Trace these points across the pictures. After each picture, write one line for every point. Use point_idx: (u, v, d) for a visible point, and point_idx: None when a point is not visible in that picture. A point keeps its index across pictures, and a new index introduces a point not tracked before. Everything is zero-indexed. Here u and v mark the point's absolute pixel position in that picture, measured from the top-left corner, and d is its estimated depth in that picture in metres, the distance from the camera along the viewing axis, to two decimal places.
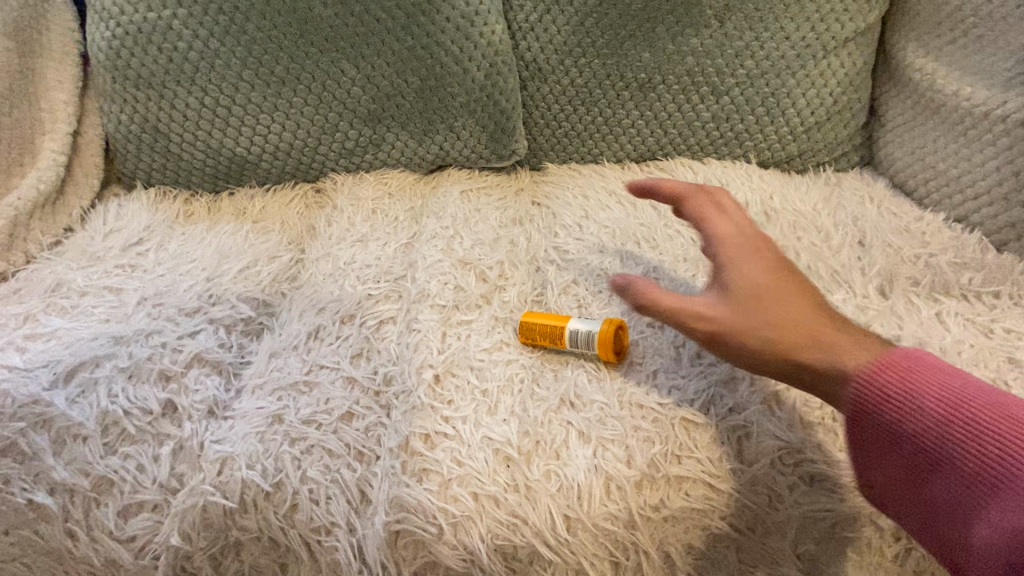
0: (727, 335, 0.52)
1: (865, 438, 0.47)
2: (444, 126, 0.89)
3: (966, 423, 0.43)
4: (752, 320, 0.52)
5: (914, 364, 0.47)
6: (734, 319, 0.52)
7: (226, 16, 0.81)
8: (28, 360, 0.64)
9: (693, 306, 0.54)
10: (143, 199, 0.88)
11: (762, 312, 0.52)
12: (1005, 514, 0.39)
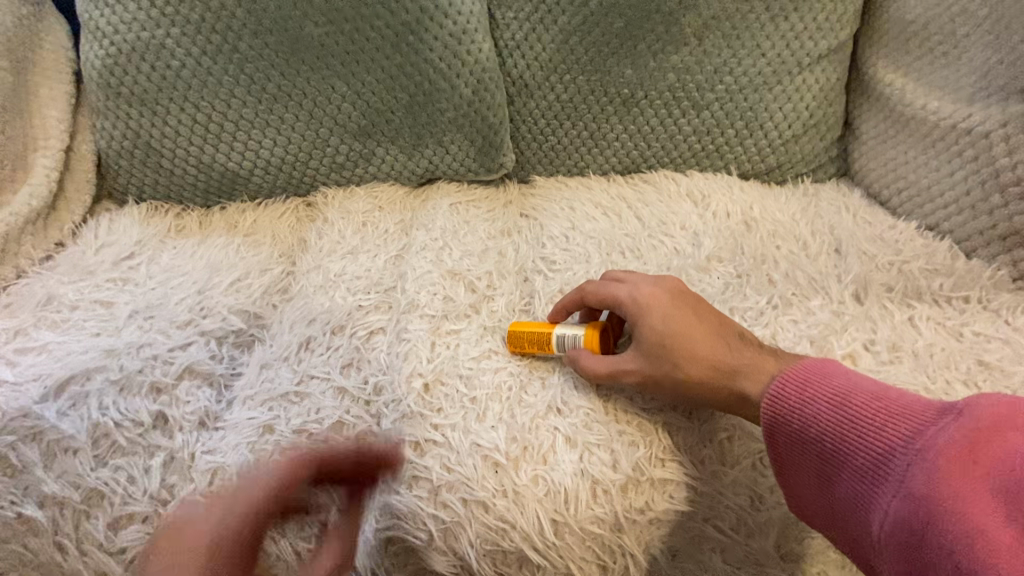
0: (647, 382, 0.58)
1: (777, 449, 0.52)
2: (433, 140, 0.91)
3: (855, 422, 0.47)
4: (661, 366, 0.57)
5: (806, 372, 0.52)
6: (647, 369, 0.57)
7: (217, 34, 0.83)
8: (19, 374, 0.64)
9: (604, 367, 0.59)
10: (135, 213, 0.89)
11: (665, 361, 0.57)
12: (889, 501, 0.43)
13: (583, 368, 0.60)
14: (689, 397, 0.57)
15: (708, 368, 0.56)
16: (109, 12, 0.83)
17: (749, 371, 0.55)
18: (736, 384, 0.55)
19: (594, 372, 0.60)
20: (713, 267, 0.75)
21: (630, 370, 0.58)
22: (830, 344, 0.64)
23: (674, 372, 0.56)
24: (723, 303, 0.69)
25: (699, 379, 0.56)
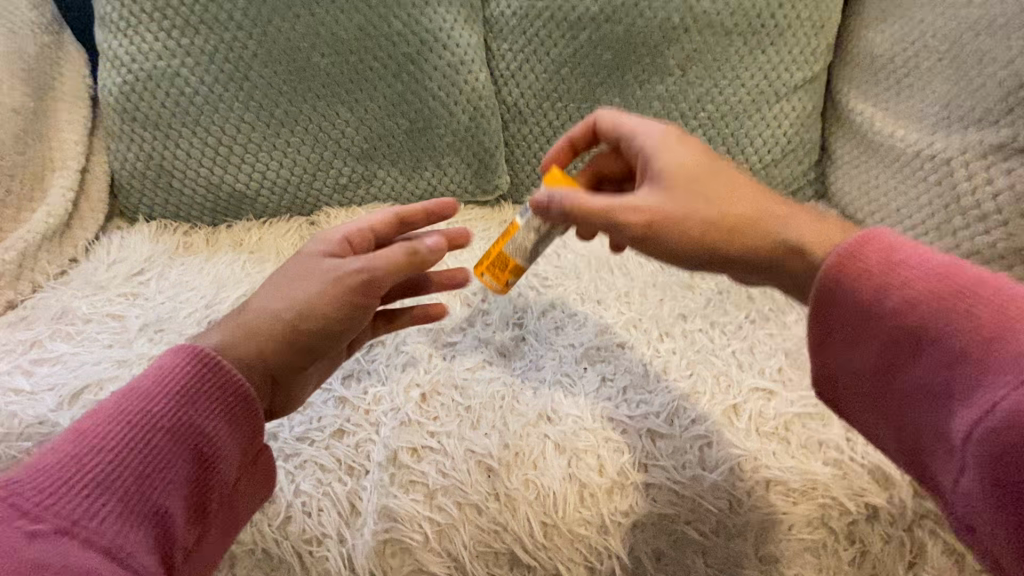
0: (652, 223, 0.52)
1: (836, 324, 0.46)
2: (431, 163, 0.96)
3: (947, 299, 0.42)
4: (676, 203, 0.52)
5: (883, 241, 0.46)
6: (653, 204, 0.52)
7: (230, 64, 0.88)
8: (35, 384, 0.67)
9: (606, 202, 0.53)
10: (146, 231, 0.93)
11: (667, 159, 0.55)
12: (993, 388, 0.38)
13: (572, 196, 0.53)
14: (692, 197, 0.52)
15: (718, 208, 0.52)
16: (126, 43, 0.88)
17: (764, 232, 0.52)
18: (746, 226, 0.52)
19: (588, 202, 0.53)
20: (696, 283, 0.79)
21: (631, 199, 0.53)
22: (803, 356, 0.68)
23: (686, 218, 0.52)
24: (705, 318, 0.74)
25: (705, 180, 0.53)
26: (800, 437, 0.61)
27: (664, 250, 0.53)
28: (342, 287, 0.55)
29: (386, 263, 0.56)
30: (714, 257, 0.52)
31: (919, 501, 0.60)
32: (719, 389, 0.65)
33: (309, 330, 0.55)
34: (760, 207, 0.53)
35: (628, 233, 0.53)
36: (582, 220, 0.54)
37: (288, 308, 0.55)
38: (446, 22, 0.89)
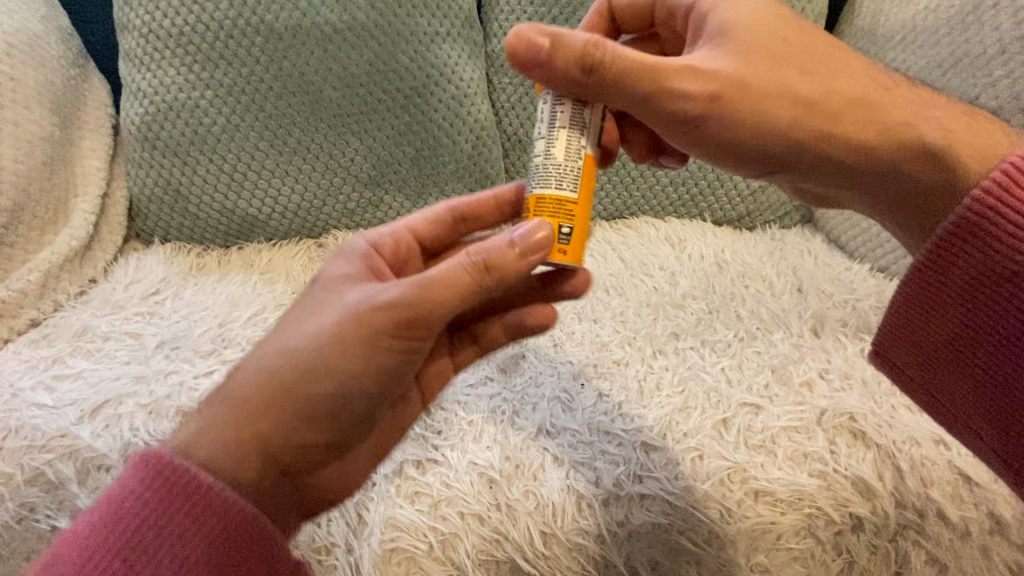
0: (723, 91, 0.50)
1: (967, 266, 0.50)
2: (436, 189, 1.01)
3: None
4: (755, 71, 0.51)
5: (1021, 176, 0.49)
6: (725, 66, 0.50)
7: (247, 95, 0.93)
8: (56, 399, 0.70)
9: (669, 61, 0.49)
10: (161, 253, 0.97)
11: (743, 23, 0.53)
12: None
13: (607, 43, 0.48)
14: (766, 57, 0.52)
15: (798, 64, 0.52)
16: (150, 76, 0.93)
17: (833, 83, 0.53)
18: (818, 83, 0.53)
19: (650, 62, 0.49)
20: (687, 303, 0.83)
21: (707, 64, 0.50)
22: (789, 372, 0.71)
23: (767, 87, 0.51)
24: (696, 336, 0.78)
25: (780, 47, 0.52)
26: (787, 449, 0.64)
27: (742, 139, 0.52)
28: (376, 334, 0.48)
29: (429, 296, 0.47)
30: (784, 141, 0.52)
31: (901, 512, 0.63)
32: (709, 404, 0.69)
33: (350, 386, 0.49)
34: (824, 61, 0.54)
35: (692, 106, 0.50)
36: (619, 70, 0.49)
37: (310, 357, 0.49)
38: (451, 58, 0.95)
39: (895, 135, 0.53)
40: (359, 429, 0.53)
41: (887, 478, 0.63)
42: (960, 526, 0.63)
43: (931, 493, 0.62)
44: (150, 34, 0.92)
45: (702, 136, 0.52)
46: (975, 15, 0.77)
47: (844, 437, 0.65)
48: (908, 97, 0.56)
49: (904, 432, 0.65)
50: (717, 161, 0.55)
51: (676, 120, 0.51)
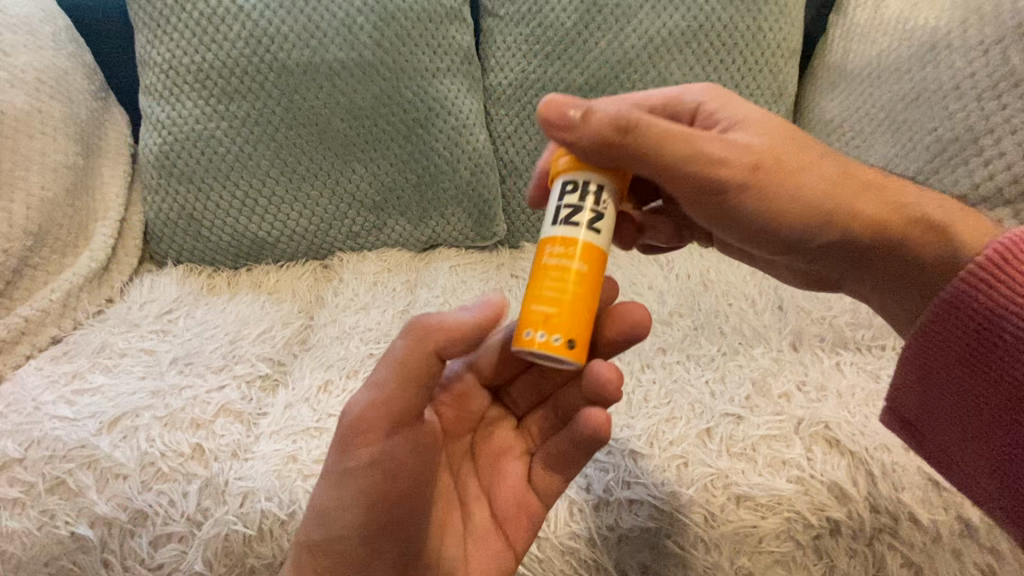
0: (754, 173, 0.53)
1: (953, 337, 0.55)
2: (436, 213, 1.06)
3: None
4: (784, 153, 0.55)
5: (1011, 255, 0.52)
6: (749, 148, 0.53)
7: (260, 127, 1.00)
8: (76, 412, 0.74)
9: (701, 139, 0.52)
10: (174, 274, 1.02)
11: (751, 119, 0.56)
12: None
13: (641, 114, 0.49)
14: (780, 142, 0.55)
15: (811, 153, 0.57)
16: (169, 109, 1.00)
17: (839, 169, 0.57)
18: (829, 170, 0.57)
19: (690, 139, 0.51)
20: (674, 320, 0.88)
21: (737, 147, 0.53)
22: (768, 384, 0.76)
23: (788, 169, 0.54)
24: (681, 351, 0.82)
25: (790, 136, 0.56)
26: (766, 457, 0.69)
27: (773, 217, 0.55)
28: (341, 449, 0.54)
29: (380, 397, 0.53)
30: (806, 223, 0.56)
31: (875, 516, 0.67)
32: (694, 414, 0.73)
33: (342, 510, 0.54)
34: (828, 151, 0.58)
35: (726, 182, 0.52)
36: (655, 145, 0.50)
37: (321, 502, 0.55)
38: (451, 92, 1.02)
39: (897, 214, 0.58)
40: (390, 551, 0.56)
41: (860, 483, 0.67)
42: (931, 530, 0.66)
43: (902, 497, 0.66)
44: (170, 71, 0.99)
45: (734, 213, 0.54)
46: (931, 55, 0.83)
47: (820, 444, 0.69)
48: (897, 183, 0.61)
49: (875, 439, 0.69)
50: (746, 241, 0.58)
51: (716, 196, 0.53)
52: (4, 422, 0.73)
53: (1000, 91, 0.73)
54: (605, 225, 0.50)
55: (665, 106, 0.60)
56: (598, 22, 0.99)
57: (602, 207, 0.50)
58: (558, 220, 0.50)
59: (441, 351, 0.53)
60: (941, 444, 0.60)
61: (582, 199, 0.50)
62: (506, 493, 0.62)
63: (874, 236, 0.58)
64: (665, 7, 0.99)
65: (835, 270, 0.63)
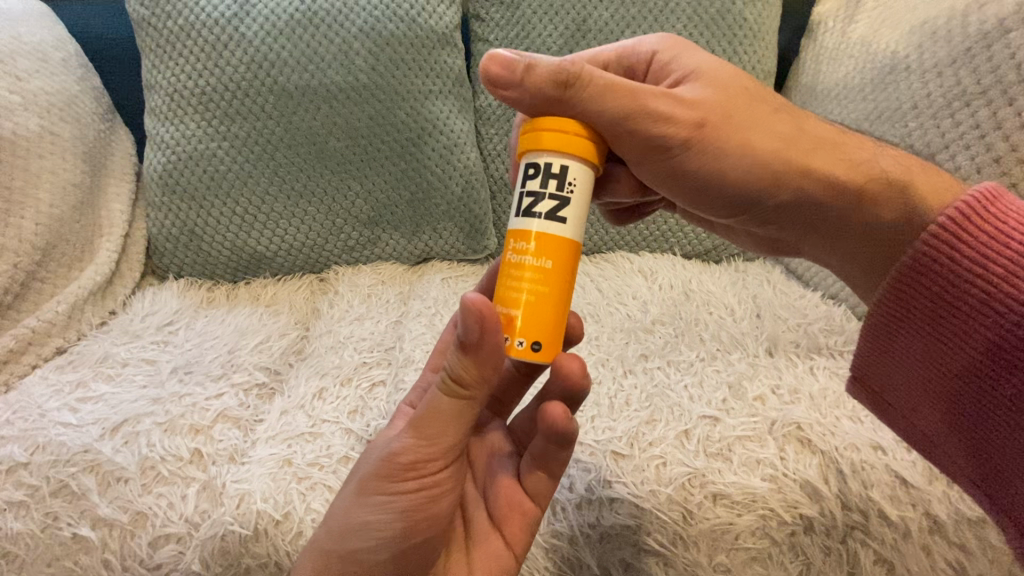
0: (697, 124, 0.57)
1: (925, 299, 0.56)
2: (429, 228, 1.11)
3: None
4: (728, 107, 0.58)
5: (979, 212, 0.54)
6: (694, 103, 0.57)
7: (260, 146, 1.04)
8: (80, 418, 0.78)
9: (644, 95, 0.55)
10: (175, 287, 1.06)
11: (702, 71, 0.60)
12: None
13: (582, 68, 0.53)
14: (726, 95, 0.59)
15: (760, 107, 0.59)
16: (173, 130, 1.05)
17: (789, 124, 0.60)
18: (778, 123, 0.59)
19: (634, 93, 0.55)
20: (656, 328, 0.92)
21: (680, 100, 0.57)
22: (744, 388, 0.80)
23: (733, 124, 0.57)
24: (662, 357, 0.86)
25: (739, 89, 0.59)
26: (741, 457, 0.72)
27: (719, 167, 0.58)
28: (381, 478, 0.56)
29: (414, 429, 0.55)
30: (760, 176, 0.59)
31: (847, 513, 0.69)
32: (673, 417, 0.76)
33: (371, 535, 0.56)
34: (780, 107, 0.61)
35: (668, 136, 0.56)
36: (598, 93, 0.53)
37: (341, 524, 0.57)
38: (443, 113, 1.07)
39: (852, 170, 0.61)
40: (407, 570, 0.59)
41: (832, 481, 0.70)
42: (901, 526, 0.69)
43: (871, 494, 0.69)
44: (175, 94, 1.04)
45: (680, 163, 0.58)
46: (892, 77, 0.88)
47: (792, 444, 0.73)
48: (854, 141, 0.64)
49: (845, 439, 0.72)
50: (696, 196, 0.61)
51: (661, 148, 0.57)
52: (11, 429, 0.76)
53: (954, 109, 0.78)
54: (571, 214, 0.50)
55: (620, 60, 0.65)
56: (582, 47, 1.05)
57: (566, 193, 0.50)
58: (520, 211, 0.51)
59: (474, 395, 0.53)
60: (906, 409, 0.62)
61: (544, 185, 0.50)
62: (498, 490, 0.65)
63: (831, 194, 0.60)
64: (645, 32, 1.04)
65: (789, 230, 0.65)
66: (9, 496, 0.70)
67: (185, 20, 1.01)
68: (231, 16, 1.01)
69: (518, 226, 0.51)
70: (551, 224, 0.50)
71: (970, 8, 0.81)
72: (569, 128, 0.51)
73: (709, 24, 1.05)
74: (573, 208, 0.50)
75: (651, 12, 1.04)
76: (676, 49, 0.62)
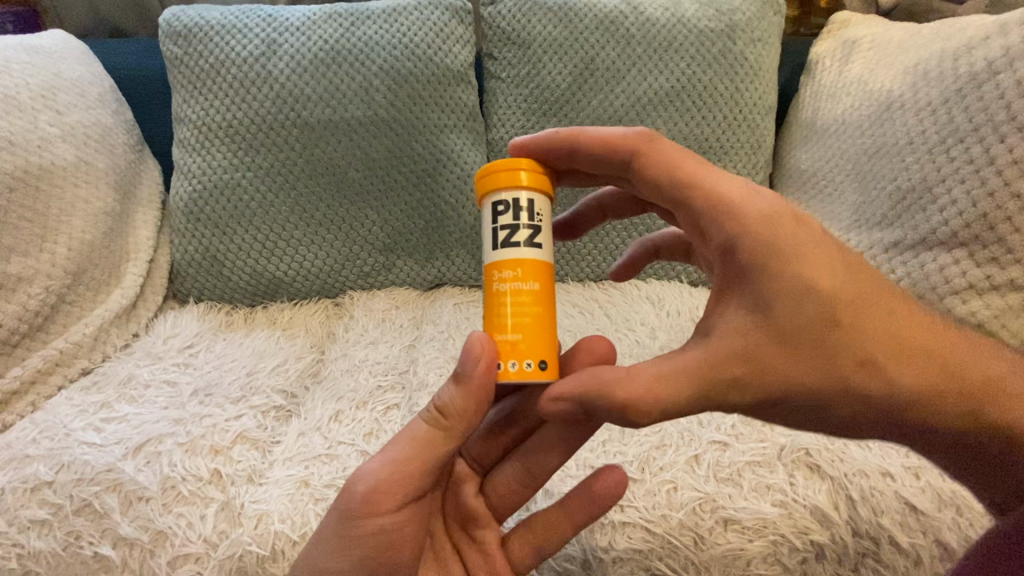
0: (770, 379, 0.50)
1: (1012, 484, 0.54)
2: (442, 255, 1.15)
3: None
4: (820, 372, 0.50)
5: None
6: (760, 341, 0.50)
7: (282, 176, 1.09)
8: (104, 438, 0.80)
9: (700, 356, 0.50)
10: (195, 310, 1.09)
11: (778, 281, 0.50)
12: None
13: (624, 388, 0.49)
14: (810, 322, 0.50)
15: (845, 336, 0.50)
16: (200, 160, 1.10)
17: (889, 339, 0.50)
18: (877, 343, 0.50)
19: (694, 367, 0.49)
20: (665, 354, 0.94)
21: (747, 367, 0.50)
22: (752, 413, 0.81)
23: (815, 392, 0.51)
24: None
25: (817, 323, 0.50)
26: (752, 482, 0.73)
27: (790, 417, 0.53)
28: (343, 519, 0.57)
29: (398, 464, 0.57)
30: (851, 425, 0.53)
31: (857, 540, 0.69)
32: (683, 442, 0.78)
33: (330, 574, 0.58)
34: (886, 336, 0.51)
35: (748, 402, 0.51)
36: (649, 403, 0.48)
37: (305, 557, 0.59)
38: (457, 145, 1.12)
39: (957, 376, 0.52)
40: None
41: (842, 507, 0.71)
42: (912, 553, 0.68)
43: (882, 521, 0.69)
44: (203, 126, 1.09)
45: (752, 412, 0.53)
46: (888, 114, 0.92)
47: (801, 470, 0.74)
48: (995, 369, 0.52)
49: (854, 465, 0.74)
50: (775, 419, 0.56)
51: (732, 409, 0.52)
52: (36, 448, 0.78)
53: (948, 146, 0.82)
54: (544, 240, 0.57)
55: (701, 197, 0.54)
56: (591, 84, 1.10)
57: (536, 222, 0.57)
58: (497, 244, 0.56)
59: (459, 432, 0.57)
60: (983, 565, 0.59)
61: (515, 218, 0.56)
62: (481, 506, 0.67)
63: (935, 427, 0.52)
64: (651, 71, 1.10)
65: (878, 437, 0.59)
66: (33, 515, 0.71)
67: (217, 58, 1.07)
68: (259, 55, 1.07)
69: (494, 258, 0.57)
70: (530, 251, 0.56)
71: (959, 51, 0.86)
72: (512, 164, 0.57)
73: (712, 62, 1.10)
74: (544, 235, 0.57)
75: (656, 51, 1.10)
76: (752, 232, 0.51)
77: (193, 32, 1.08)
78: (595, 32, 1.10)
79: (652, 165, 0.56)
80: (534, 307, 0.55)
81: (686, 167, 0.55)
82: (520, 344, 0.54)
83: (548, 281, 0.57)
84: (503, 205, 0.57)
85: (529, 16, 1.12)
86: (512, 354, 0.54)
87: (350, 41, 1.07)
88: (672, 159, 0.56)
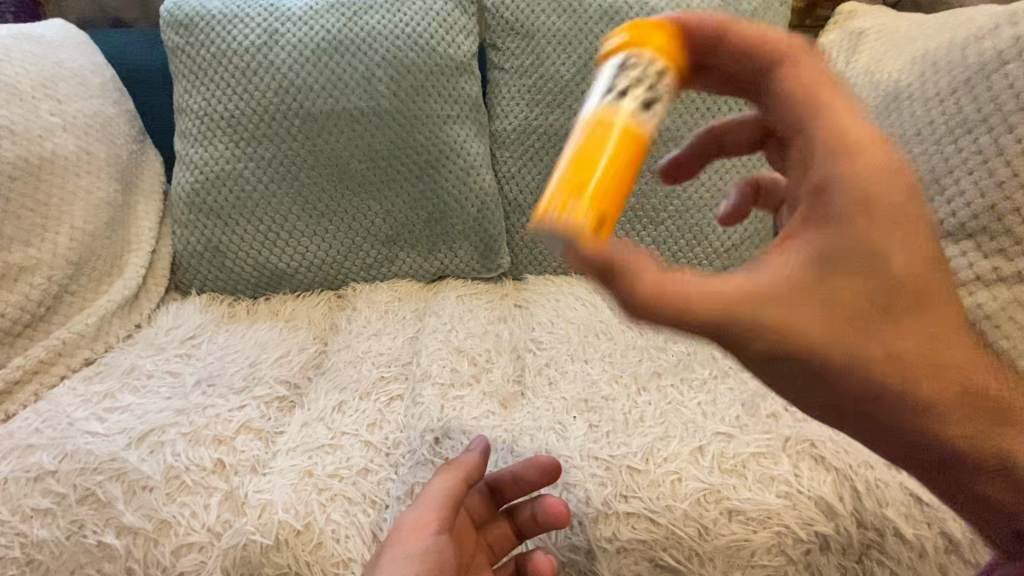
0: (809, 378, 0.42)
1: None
2: (445, 247, 1.14)
3: None
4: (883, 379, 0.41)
5: None
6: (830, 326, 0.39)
7: (284, 168, 1.08)
8: (107, 427, 0.80)
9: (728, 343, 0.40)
10: (197, 302, 1.09)
11: (846, 288, 0.39)
12: None
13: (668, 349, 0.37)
14: (873, 329, 0.39)
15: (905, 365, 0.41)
16: (202, 151, 1.09)
17: (951, 386, 0.42)
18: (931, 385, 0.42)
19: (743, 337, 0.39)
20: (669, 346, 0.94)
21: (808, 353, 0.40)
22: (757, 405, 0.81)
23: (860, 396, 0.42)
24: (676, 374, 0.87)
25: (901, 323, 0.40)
26: (756, 473, 0.73)
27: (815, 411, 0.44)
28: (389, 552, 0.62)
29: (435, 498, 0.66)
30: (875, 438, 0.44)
31: (862, 531, 0.69)
32: (687, 433, 0.78)
33: None
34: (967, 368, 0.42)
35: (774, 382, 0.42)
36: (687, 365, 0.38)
37: None
38: (459, 137, 1.11)
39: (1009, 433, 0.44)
40: None
41: (847, 498, 0.70)
42: (917, 545, 0.68)
43: (887, 512, 0.69)
44: (205, 117, 1.08)
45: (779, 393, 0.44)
46: (896, 104, 0.91)
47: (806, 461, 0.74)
48: None
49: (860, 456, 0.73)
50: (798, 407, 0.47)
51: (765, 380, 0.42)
52: (40, 437, 0.78)
53: (956, 136, 0.81)
54: (654, 118, 0.41)
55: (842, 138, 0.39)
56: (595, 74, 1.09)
57: None
58: (602, 97, 0.41)
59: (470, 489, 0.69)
60: None
61: (637, 80, 0.41)
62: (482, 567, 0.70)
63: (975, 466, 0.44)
64: None
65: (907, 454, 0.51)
66: (38, 503, 0.71)
67: (218, 48, 1.07)
68: (261, 44, 1.06)
69: None
70: None
71: (968, 41, 0.85)
72: (662, 25, 0.43)
73: None
74: (658, 111, 0.42)
75: None
76: (845, 209, 0.38)
77: (194, 21, 1.08)
78: (599, 22, 1.09)
79: (789, 88, 0.41)
80: (613, 175, 0.39)
81: (830, 99, 0.40)
82: (583, 189, 0.38)
83: (639, 164, 0.41)
84: (631, 66, 0.42)
85: (533, 5, 1.11)
86: (574, 194, 0.38)
87: (352, 31, 1.06)
88: (814, 83, 0.41)
